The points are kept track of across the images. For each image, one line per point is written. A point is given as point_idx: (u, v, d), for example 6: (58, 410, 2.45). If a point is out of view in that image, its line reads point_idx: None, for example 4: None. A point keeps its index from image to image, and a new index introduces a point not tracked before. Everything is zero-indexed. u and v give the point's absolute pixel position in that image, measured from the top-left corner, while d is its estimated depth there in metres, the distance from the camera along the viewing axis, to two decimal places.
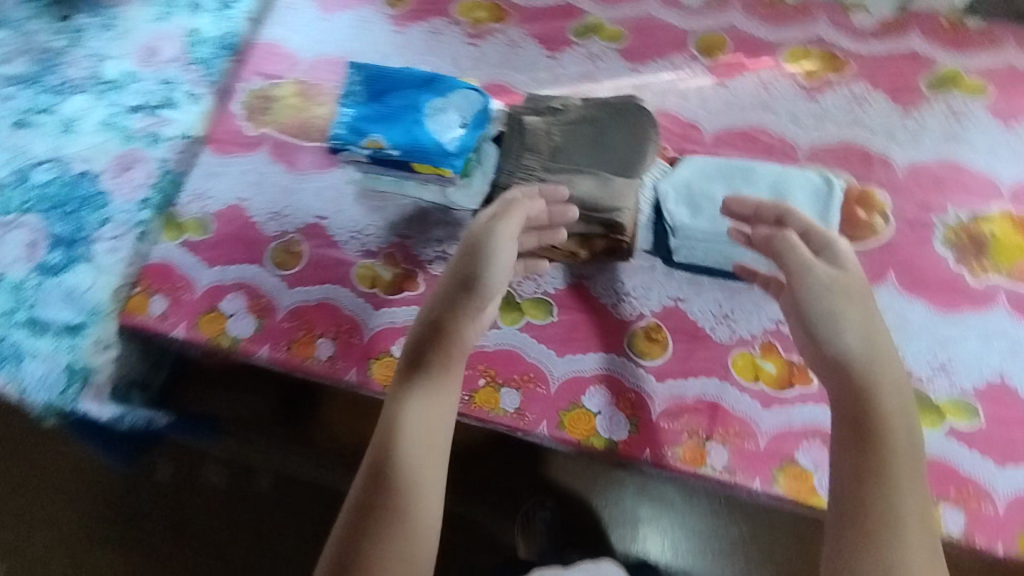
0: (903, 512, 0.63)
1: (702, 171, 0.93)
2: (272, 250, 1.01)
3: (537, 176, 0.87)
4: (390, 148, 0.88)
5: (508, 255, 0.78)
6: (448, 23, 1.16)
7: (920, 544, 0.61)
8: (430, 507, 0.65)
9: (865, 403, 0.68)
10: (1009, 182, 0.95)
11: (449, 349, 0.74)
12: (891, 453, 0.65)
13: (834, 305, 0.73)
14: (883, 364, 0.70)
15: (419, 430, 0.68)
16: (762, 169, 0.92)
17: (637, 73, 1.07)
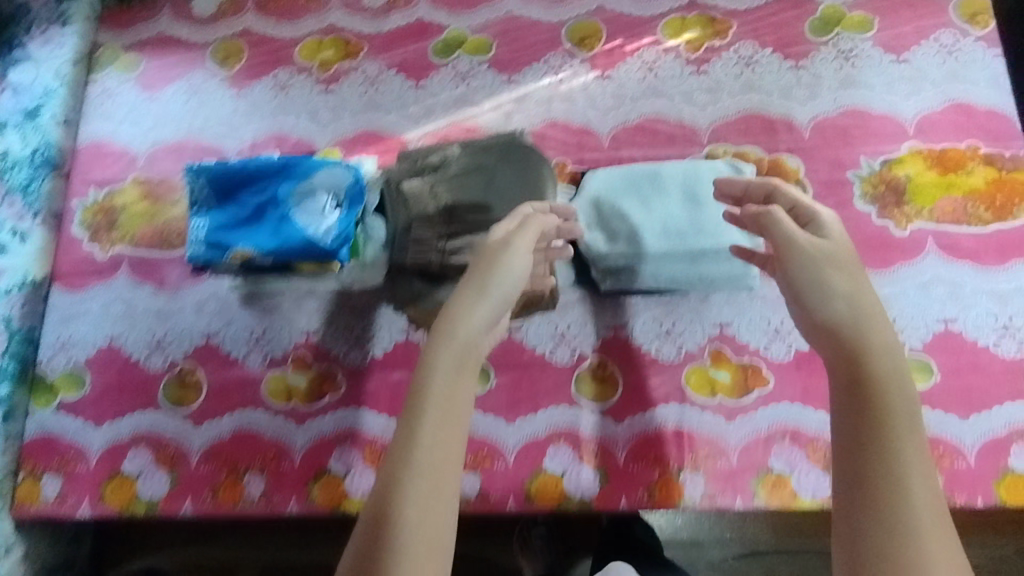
0: (913, 491, 0.54)
1: (607, 188, 0.86)
2: (164, 388, 0.89)
3: (435, 246, 0.77)
4: (260, 256, 0.76)
5: (523, 266, 0.67)
6: (293, 72, 1.01)
7: (934, 527, 0.53)
8: (430, 542, 0.54)
9: (859, 369, 0.60)
10: (913, 117, 0.91)
11: (463, 358, 0.61)
12: (892, 422, 0.57)
13: (822, 274, 0.64)
14: (875, 327, 0.61)
15: (431, 447, 0.57)
16: (669, 170, 0.85)
17: (513, 84, 0.97)
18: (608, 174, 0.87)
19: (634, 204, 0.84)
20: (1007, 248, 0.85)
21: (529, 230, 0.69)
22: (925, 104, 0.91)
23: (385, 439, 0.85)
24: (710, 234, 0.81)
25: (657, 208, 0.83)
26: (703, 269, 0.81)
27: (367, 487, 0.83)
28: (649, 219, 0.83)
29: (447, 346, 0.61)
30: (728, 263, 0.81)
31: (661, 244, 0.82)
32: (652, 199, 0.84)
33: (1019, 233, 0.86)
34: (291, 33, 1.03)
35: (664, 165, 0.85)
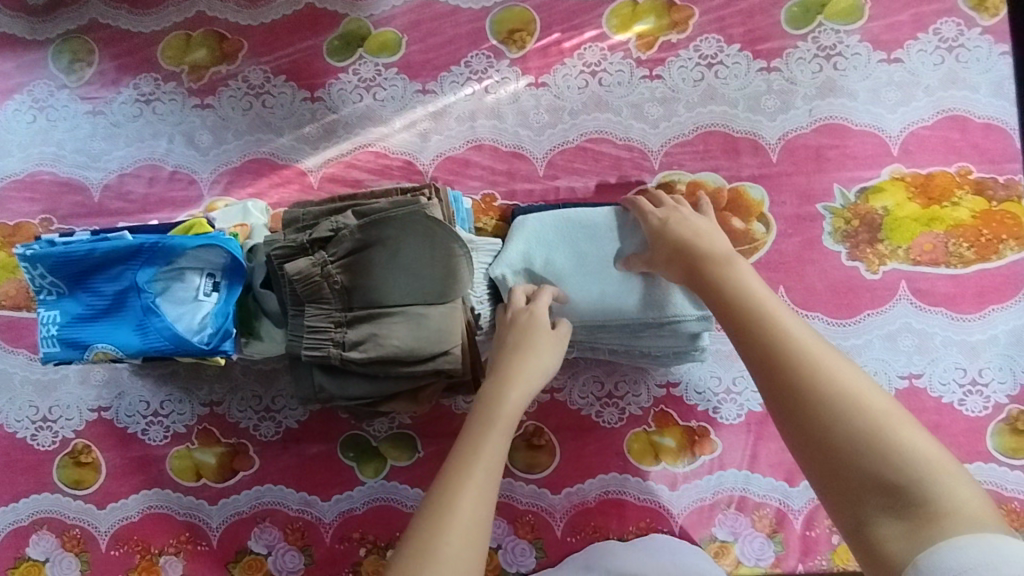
0: (831, 367, 0.47)
1: (537, 240, 0.74)
2: (59, 467, 0.80)
3: (334, 337, 0.65)
4: (125, 355, 0.65)
5: (562, 331, 0.67)
6: (161, 81, 0.83)
7: (875, 396, 0.45)
8: (475, 533, 0.48)
9: (728, 300, 0.56)
10: (898, 135, 0.78)
11: (521, 381, 0.60)
12: (772, 319, 0.52)
13: (669, 231, 0.66)
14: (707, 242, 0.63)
15: (495, 448, 0.53)
16: (608, 222, 0.73)
17: (429, 95, 0.81)
18: (538, 221, 0.74)
19: (566, 262, 0.73)
20: (986, 293, 0.76)
21: (567, 321, 0.69)
22: (914, 116, 0.78)
23: (307, 516, 0.78)
24: (656, 303, 0.70)
25: (592, 268, 0.72)
26: (644, 343, 0.73)
27: (292, 567, 0.77)
28: (584, 280, 0.72)
29: (513, 388, 0.59)
30: (677, 338, 0.72)
31: (597, 314, 0.71)
32: (589, 256, 0.73)
33: (1002, 275, 0.76)
34: (152, 28, 0.84)
35: (603, 214, 0.73)
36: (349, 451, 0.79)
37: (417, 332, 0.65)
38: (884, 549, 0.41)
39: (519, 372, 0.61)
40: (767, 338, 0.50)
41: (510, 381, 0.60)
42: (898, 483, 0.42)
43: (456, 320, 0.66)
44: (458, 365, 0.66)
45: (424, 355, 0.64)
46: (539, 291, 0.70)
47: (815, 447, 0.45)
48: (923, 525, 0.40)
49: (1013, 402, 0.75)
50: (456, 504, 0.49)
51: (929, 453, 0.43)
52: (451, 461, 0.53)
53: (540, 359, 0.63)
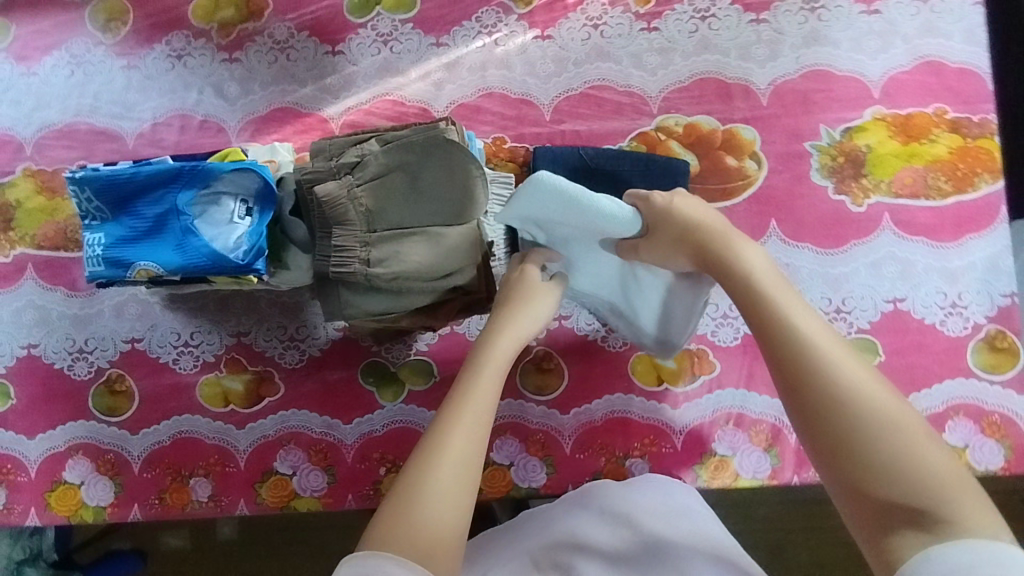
0: (857, 376, 0.48)
1: (543, 203, 0.69)
2: (94, 396, 0.85)
3: (360, 256, 0.71)
4: (166, 273, 0.70)
5: (551, 292, 0.72)
6: (192, 37, 0.89)
7: (900, 409, 0.47)
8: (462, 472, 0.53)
9: (753, 299, 0.57)
10: (879, 79, 0.84)
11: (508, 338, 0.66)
12: (794, 322, 0.53)
13: (673, 216, 0.67)
14: (717, 233, 0.64)
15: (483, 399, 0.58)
16: (609, 217, 0.69)
17: (443, 48, 0.87)
18: (556, 186, 0.68)
19: (567, 240, 0.74)
20: (963, 223, 0.82)
21: (562, 281, 0.75)
22: (893, 62, 0.84)
23: (330, 438, 0.83)
24: (621, 312, 0.79)
25: (586, 250, 0.75)
26: (619, 326, 0.81)
27: (316, 486, 0.83)
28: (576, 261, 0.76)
29: (500, 343, 0.65)
30: (638, 342, 0.81)
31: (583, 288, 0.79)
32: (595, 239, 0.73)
33: (979, 206, 0.82)
34: None
35: (608, 213, 0.69)
36: (369, 376, 0.84)
37: (436, 249, 0.71)
38: (894, 554, 0.42)
39: (509, 326, 0.67)
40: (788, 336, 0.52)
41: (500, 331, 0.66)
42: (912, 495, 0.43)
43: (473, 239, 0.71)
44: (473, 281, 0.72)
45: (442, 270, 0.71)
46: (531, 258, 0.74)
47: (839, 454, 0.46)
48: (940, 535, 0.41)
49: (991, 322, 0.81)
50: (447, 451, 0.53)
51: (943, 469, 0.44)
52: (444, 410, 0.57)
53: (527, 312, 0.69)
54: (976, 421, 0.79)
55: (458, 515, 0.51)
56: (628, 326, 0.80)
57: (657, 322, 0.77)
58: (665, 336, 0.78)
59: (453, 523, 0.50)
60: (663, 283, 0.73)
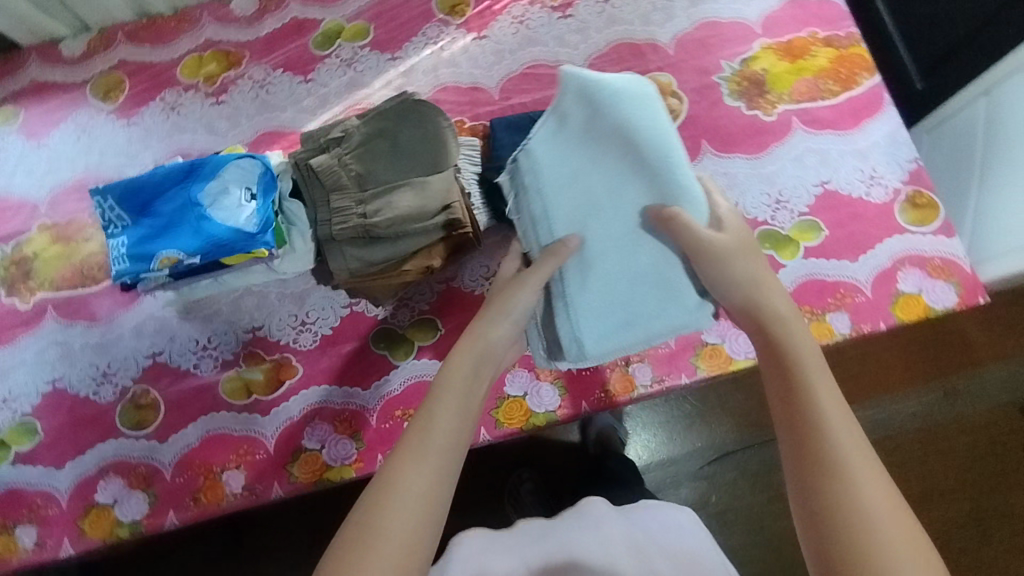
0: (863, 484, 0.50)
1: (638, 113, 0.69)
2: (121, 414, 0.88)
3: (357, 213, 0.81)
4: (185, 258, 0.78)
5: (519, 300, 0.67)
6: (181, 91, 1.02)
7: (896, 521, 0.49)
8: (419, 502, 0.53)
9: (792, 388, 0.56)
10: (758, 19, 1.02)
11: (479, 351, 0.64)
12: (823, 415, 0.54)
13: (724, 258, 0.64)
14: (768, 296, 0.63)
15: (446, 425, 0.58)
16: (674, 181, 0.67)
17: (398, 60, 1.02)
18: (655, 103, 0.71)
19: (603, 167, 0.70)
20: (858, 112, 0.97)
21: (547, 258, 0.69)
22: (766, 6, 1.02)
23: (352, 406, 0.88)
24: (563, 285, 0.72)
25: (604, 191, 0.70)
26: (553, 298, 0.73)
27: (345, 454, 0.86)
28: (589, 186, 0.71)
29: (461, 352, 0.63)
30: (565, 320, 0.72)
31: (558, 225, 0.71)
32: (632, 175, 0.69)
33: (867, 97, 0.97)
34: (168, 55, 1.04)
35: (677, 181, 0.67)
36: (380, 342, 0.90)
37: (421, 194, 0.80)
38: None
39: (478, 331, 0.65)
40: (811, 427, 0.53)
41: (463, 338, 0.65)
42: None
43: (453, 181, 0.81)
44: (460, 216, 0.81)
45: (431, 210, 0.80)
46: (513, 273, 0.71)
47: (845, 552, 0.48)
48: None
49: (906, 185, 0.94)
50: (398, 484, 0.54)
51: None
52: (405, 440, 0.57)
53: (489, 322, 0.66)
54: (921, 268, 0.90)
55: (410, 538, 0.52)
56: (560, 300, 0.72)
57: (595, 321, 0.71)
58: (595, 333, 0.71)
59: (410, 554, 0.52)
60: (642, 279, 0.70)
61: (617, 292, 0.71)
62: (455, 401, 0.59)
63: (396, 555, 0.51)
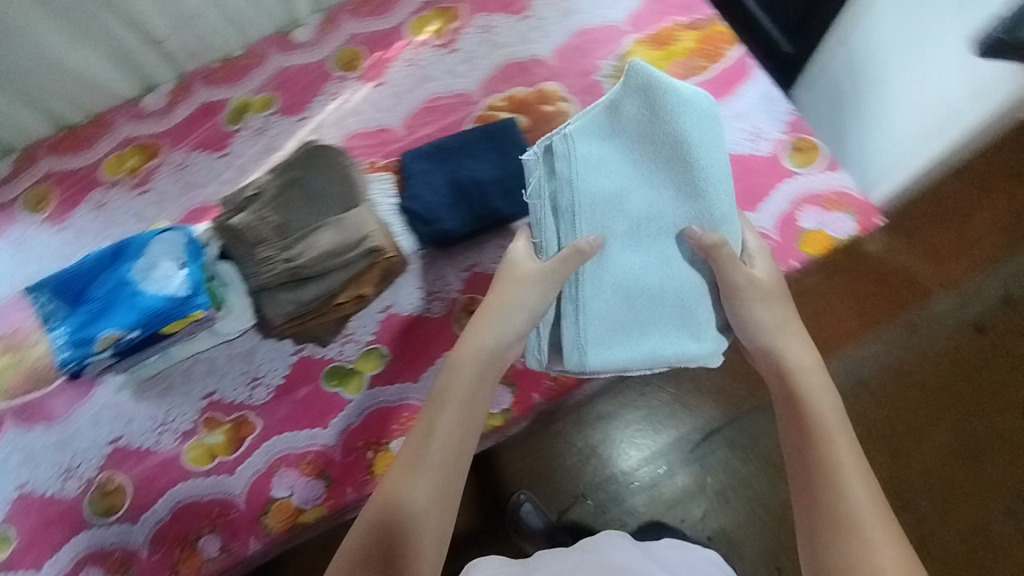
0: (855, 497, 0.68)
1: (699, 132, 0.75)
2: (90, 504, 0.89)
3: (283, 260, 0.85)
4: (123, 334, 0.82)
5: (515, 294, 0.79)
6: (107, 189, 1.07)
7: (878, 525, 0.66)
8: (424, 499, 0.71)
9: (808, 423, 0.73)
10: (625, 19, 1.11)
11: (479, 357, 0.80)
12: (831, 448, 0.71)
13: (756, 305, 0.78)
14: (791, 349, 0.79)
15: (448, 429, 0.76)
16: (718, 206, 0.75)
17: (306, 120, 1.09)
18: (715, 125, 0.77)
19: (645, 175, 0.77)
20: (731, 80, 1.05)
21: (574, 247, 0.75)
22: (631, 6, 1.12)
23: (315, 448, 0.90)
24: (581, 294, 0.77)
25: (641, 194, 0.77)
26: (565, 304, 0.78)
27: (315, 495, 0.88)
28: (628, 194, 0.77)
29: (461, 358, 0.80)
30: (572, 324, 0.77)
31: (587, 217, 0.76)
32: (673, 188, 0.76)
33: (735, 66, 1.06)
34: (89, 159, 1.09)
35: (716, 209, 0.75)
36: (332, 380, 0.93)
37: (340, 230, 0.85)
38: None
39: (478, 329, 0.81)
40: (821, 454, 0.71)
41: (466, 337, 0.82)
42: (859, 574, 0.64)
43: (368, 212, 0.87)
44: (381, 243, 0.86)
45: (351, 243, 0.85)
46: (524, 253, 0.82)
47: (836, 544, 0.66)
48: None
49: (787, 134, 1.02)
50: (409, 483, 0.72)
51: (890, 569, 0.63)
52: (416, 443, 0.75)
53: (490, 315, 0.81)
54: (817, 204, 0.97)
55: (417, 525, 0.70)
56: (571, 304, 0.78)
57: (604, 331, 0.77)
58: (599, 345, 0.77)
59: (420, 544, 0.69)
60: (655, 298, 0.77)
61: (627, 309, 0.77)
62: (452, 415, 0.77)
63: (410, 542, 0.69)
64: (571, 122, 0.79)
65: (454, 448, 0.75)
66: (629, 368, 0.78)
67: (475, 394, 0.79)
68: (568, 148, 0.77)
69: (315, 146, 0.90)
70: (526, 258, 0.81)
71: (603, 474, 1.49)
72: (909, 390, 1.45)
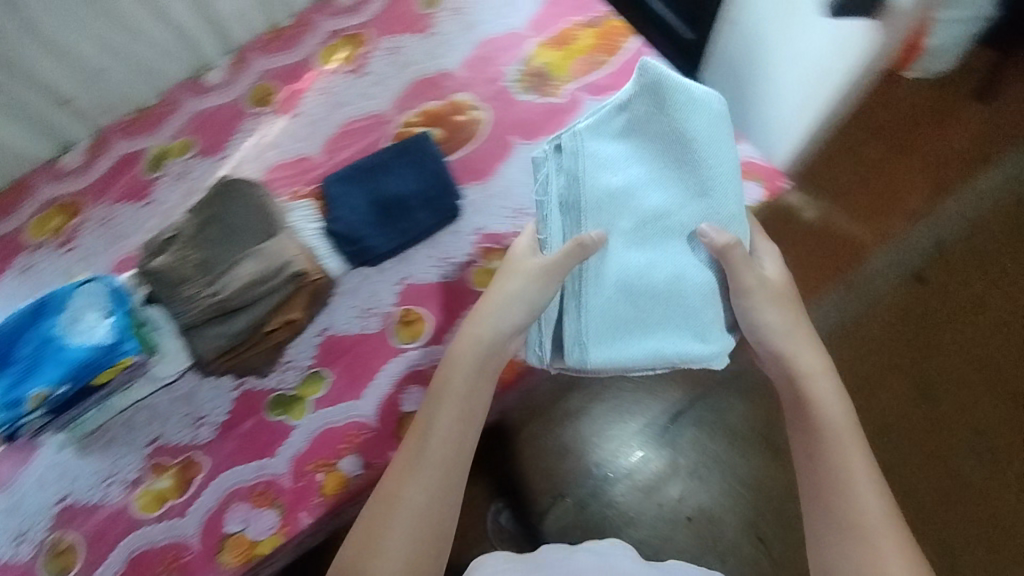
0: (866, 506, 0.71)
1: (709, 134, 0.78)
2: (43, 566, 0.88)
3: (208, 295, 0.86)
4: (53, 391, 0.82)
5: (515, 286, 0.82)
6: (32, 252, 1.07)
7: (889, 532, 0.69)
8: (420, 501, 0.73)
9: (819, 428, 0.76)
10: (526, 25, 1.15)
11: (478, 352, 0.82)
12: (844, 457, 0.74)
13: (768, 305, 0.80)
14: (802, 354, 0.81)
15: (446, 427, 0.77)
16: (724, 207, 0.78)
17: (226, 159, 1.10)
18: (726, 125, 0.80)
19: (654, 172, 0.81)
20: (631, 71, 1.10)
21: (575, 239, 0.77)
22: (529, 12, 1.16)
23: (265, 478, 0.90)
24: (582, 290, 0.79)
25: (650, 191, 0.80)
26: (568, 301, 0.80)
27: (270, 525, 0.88)
28: (637, 191, 0.80)
29: (462, 350, 0.82)
30: (574, 320, 0.79)
31: (593, 212, 0.79)
32: (682, 186, 0.79)
33: (634, 56, 1.11)
34: (11, 224, 1.08)
35: (722, 210, 0.78)
36: (276, 408, 0.93)
37: (261, 259, 0.86)
38: None
39: (475, 321, 0.84)
40: (834, 461, 0.74)
41: (467, 326, 0.84)
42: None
43: (287, 238, 0.88)
44: (303, 266, 0.87)
45: (273, 270, 0.86)
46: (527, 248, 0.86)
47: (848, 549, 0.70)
48: None
49: None
50: (405, 482, 0.74)
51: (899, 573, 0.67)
52: (415, 443, 0.77)
53: (491, 310, 0.84)
54: None
55: (415, 522, 0.71)
56: (573, 300, 0.80)
57: (603, 326, 0.79)
58: (601, 338, 0.78)
59: (416, 546, 0.70)
60: (658, 299, 0.78)
61: (626, 307, 0.79)
62: (449, 411, 0.78)
63: (406, 543, 0.70)
64: (582, 122, 0.84)
65: (454, 445, 0.77)
66: (630, 366, 0.79)
67: (475, 390, 0.81)
68: (577, 144, 0.82)
69: (228, 181, 0.92)
70: (526, 253, 0.85)
71: (579, 470, 1.53)
72: (879, 346, 1.55)
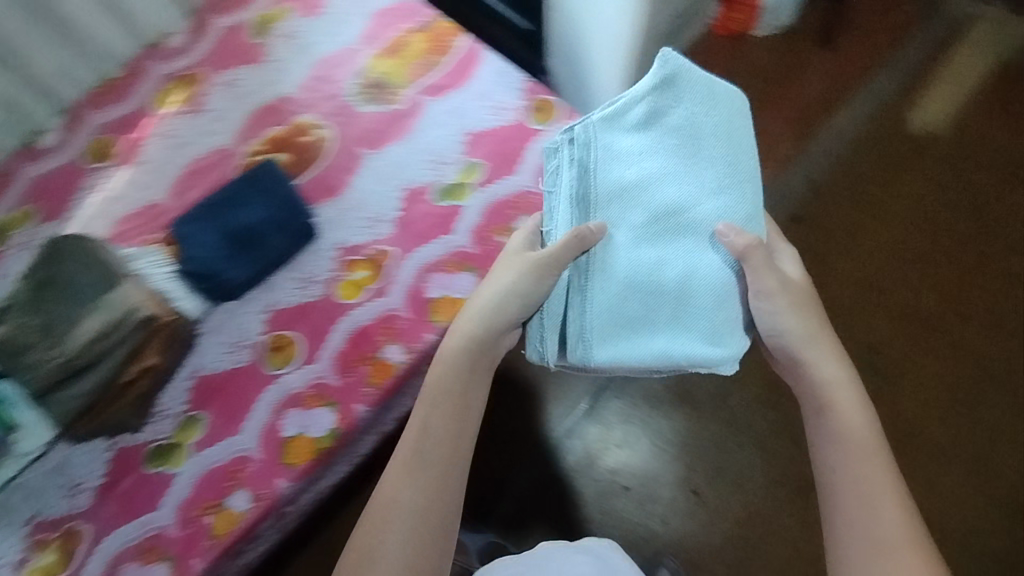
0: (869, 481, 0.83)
1: (733, 143, 0.86)
2: None
3: (51, 358, 0.84)
4: None
5: (507, 282, 0.86)
6: None
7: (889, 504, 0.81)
8: (418, 502, 0.81)
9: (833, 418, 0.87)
10: (358, 39, 1.16)
11: (480, 348, 0.88)
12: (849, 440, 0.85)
13: (790, 300, 0.87)
14: (817, 347, 0.89)
15: (440, 430, 0.84)
16: (739, 213, 0.85)
17: (70, 220, 1.07)
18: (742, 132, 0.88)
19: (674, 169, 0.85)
20: (464, 67, 1.12)
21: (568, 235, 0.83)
22: (358, 26, 1.16)
23: (152, 533, 0.88)
24: (586, 283, 0.84)
25: (669, 186, 0.85)
26: (575, 296, 0.85)
27: None
28: (656, 186, 0.85)
29: (456, 339, 0.88)
30: (578, 317, 0.84)
31: (605, 206, 0.85)
32: (701, 184, 0.85)
33: (465, 53, 1.13)
34: None
35: (739, 214, 0.85)
36: (153, 460, 0.91)
37: (103, 312, 0.85)
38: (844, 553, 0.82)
39: (468, 310, 0.89)
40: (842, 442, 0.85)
41: (461, 316, 0.90)
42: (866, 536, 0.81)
43: (128, 287, 0.87)
44: (149, 312, 0.87)
45: (117, 320, 0.85)
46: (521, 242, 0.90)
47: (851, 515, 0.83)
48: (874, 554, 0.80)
49: (528, 100, 1.10)
50: (403, 485, 0.82)
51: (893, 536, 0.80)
52: (415, 446, 0.84)
53: (486, 307, 0.88)
54: None
55: (413, 519, 0.80)
56: (578, 295, 0.85)
57: (608, 321, 0.83)
58: (608, 337, 0.83)
59: (417, 543, 0.80)
60: (666, 299, 0.83)
61: (631, 305, 0.83)
62: (445, 414, 0.85)
63: (406, 539, 0.79)
64: (596, 112, 0.88)
65: (450, 445, 0.84)
66: (635, 364, 0.83)
67: (472, 385, 0.87)
68: (590, 136, 0.87)
69: (58, 241, 0.90)
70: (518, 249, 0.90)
71: (515, 463, 1.54)
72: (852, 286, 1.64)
